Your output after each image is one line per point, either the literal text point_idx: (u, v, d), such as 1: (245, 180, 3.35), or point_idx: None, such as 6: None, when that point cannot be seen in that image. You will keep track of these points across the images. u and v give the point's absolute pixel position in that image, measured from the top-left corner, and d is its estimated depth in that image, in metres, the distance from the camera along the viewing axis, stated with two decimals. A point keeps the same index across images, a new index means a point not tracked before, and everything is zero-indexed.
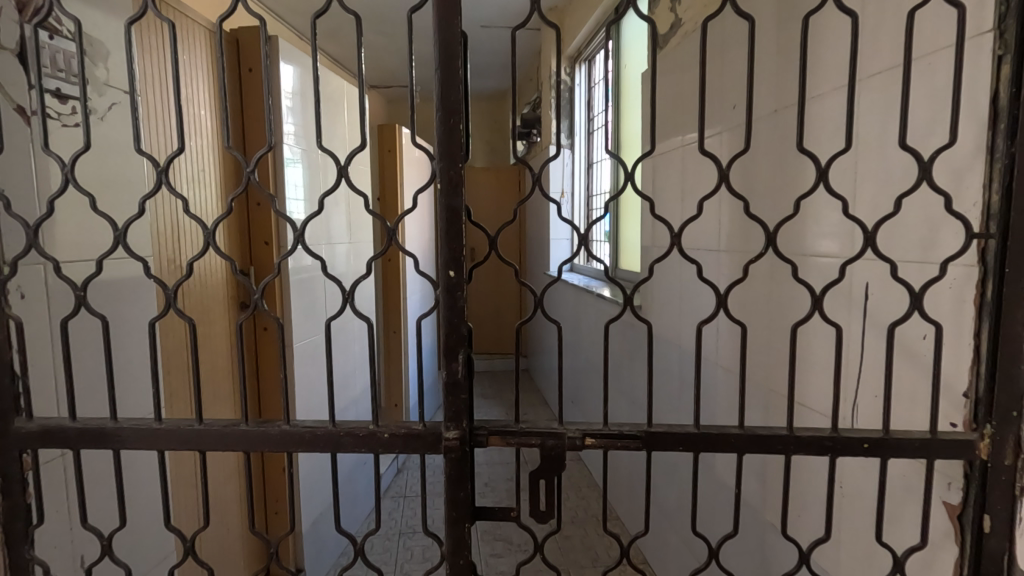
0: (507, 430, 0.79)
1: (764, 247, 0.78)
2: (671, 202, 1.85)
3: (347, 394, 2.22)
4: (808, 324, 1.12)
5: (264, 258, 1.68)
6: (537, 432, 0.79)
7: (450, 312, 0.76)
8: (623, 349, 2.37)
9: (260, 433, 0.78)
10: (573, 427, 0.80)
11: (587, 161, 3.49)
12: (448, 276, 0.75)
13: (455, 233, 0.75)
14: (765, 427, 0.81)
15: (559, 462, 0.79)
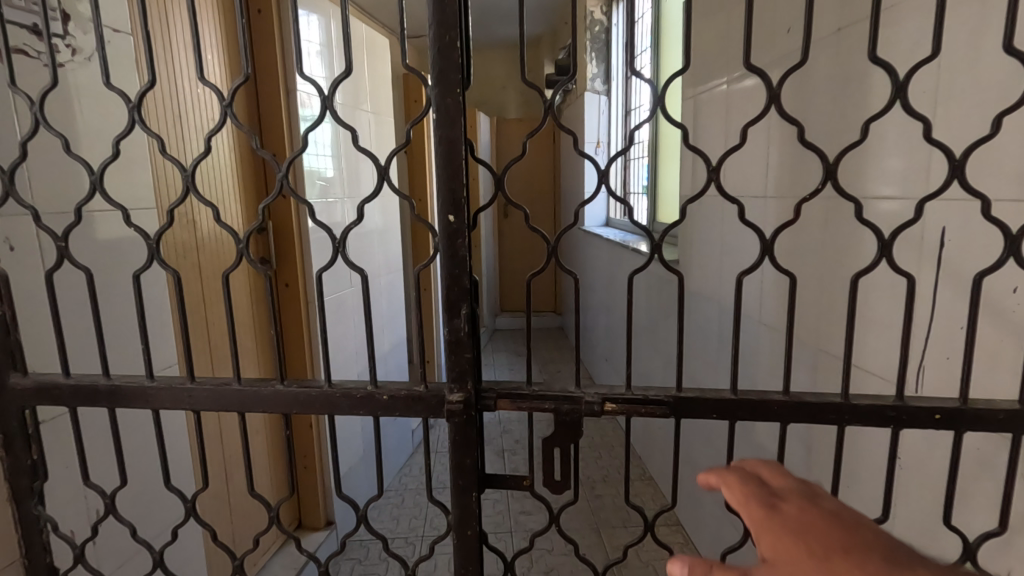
0: (516, 392, 0.71)
1: (822, 181, 0.64)
2: (716, 145, 1.69)
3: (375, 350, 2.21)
4: (870, 277, 0.98)
5: (280, 211, 1.64)
6: (552, 397, 0.71)
7: (449, 260, 0.67)
8: (660, 306, 2.26)
9: (252, 393, 0.73)
10: (591, 390, 0.72)
11: (625, 108, 3.30)
12: (448, 221, 0.67)
13: (455, 170, 0.66)
14: (815, 394, 0.70)
15: (576, 429, 0.71)
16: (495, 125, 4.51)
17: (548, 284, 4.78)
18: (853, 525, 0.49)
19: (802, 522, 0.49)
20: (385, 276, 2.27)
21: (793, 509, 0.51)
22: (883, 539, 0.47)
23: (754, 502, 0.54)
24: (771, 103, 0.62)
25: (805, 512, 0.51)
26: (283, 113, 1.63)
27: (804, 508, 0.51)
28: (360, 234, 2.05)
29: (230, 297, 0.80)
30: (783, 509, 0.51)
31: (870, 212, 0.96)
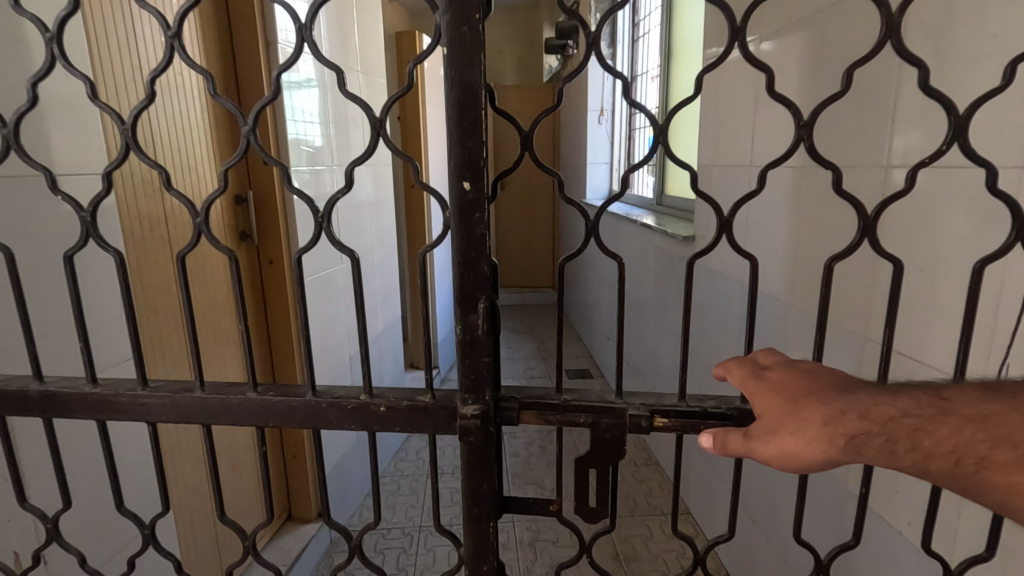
0: (545, 404, 0.61)
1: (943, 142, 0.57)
2: (739, 113, 1.57)
3: (372, 329, 2.07)
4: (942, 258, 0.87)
5: (262, 179, 1.48)
6: (587, 408, 0.61)
7: (461, 239, 0.53)
8: (670, 285, 2.15)
9: (218, 402, 0.60)
10: (636, 401, 0.63)
11: (631, 75, 3.14)
12: (462, 188, 0.52)
13: (472, 122, 0.51)
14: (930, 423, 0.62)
15: (617, 446, 0.62)
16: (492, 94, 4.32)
17: (547, 259, 4.64)
18: (822, 376, 0.57)
19: (783, 387, 0.57)
20: (379, 253, 2.11)
21: (776, 375, 0.58)
22: (843, 383, 0.56)
23: (745, 373, 0.60)
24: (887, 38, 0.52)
25: (788, 375, 0.58)
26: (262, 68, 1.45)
27: (788, 372, 0.58)
28: (353, 208, 1.90)
29: (188, 284, 0.67)
30: (770, 377, 0.58)
31: (938, 182, 0.85)
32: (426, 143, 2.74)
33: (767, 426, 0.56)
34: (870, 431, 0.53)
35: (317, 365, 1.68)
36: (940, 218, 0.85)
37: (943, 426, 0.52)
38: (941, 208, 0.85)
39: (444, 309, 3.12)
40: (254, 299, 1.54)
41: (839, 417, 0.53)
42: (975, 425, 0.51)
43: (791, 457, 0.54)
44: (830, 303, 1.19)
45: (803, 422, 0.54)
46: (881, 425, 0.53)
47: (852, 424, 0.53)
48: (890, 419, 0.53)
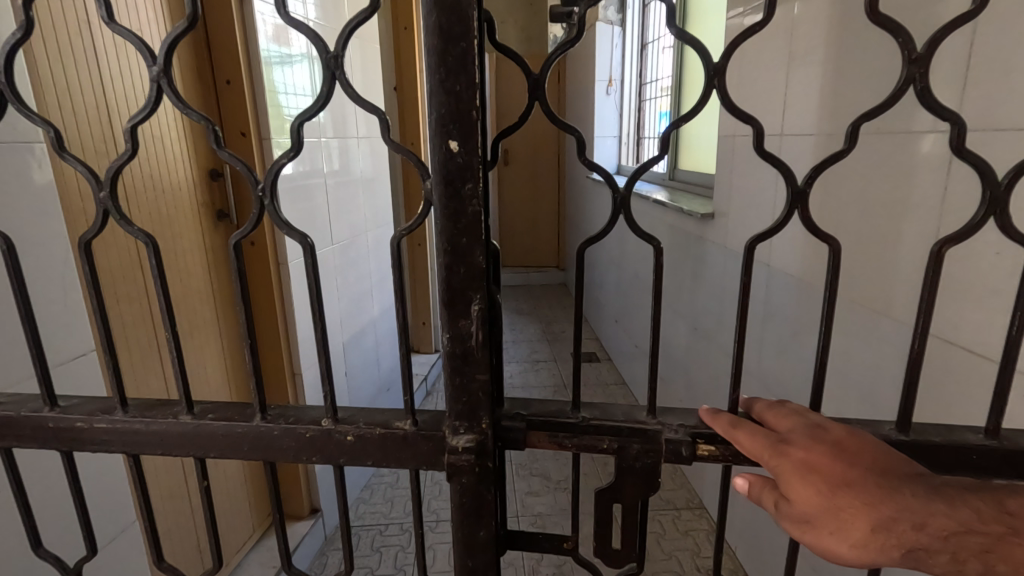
0: (559, 427, 0.62)
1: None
2: (766, 76, 1.42)
3: (365, 313, 1.94)
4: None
5: (240, 154, 1.33)
6: (611, 432, 0.61)
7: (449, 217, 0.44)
8: (683, 266, 2.01)
9: (159, 432, 0.55)
10: (671, 424, 0.61)
11: (641, 42, 2.97)
12: (447, 150, 0.43)
13: (462, 60, 0.42)
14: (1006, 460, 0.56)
15: (647, 475, 0.61)
16: (494, 63, 4.13)
17: (551, 238, 4.51)
18: (857, 457, 0.51)
19: (816, 471, 0.50)
20: (372, 232, 1.97)
21: (802, 450, 0.52)
22: (881, 466, 0.50)
23: (763, 446, 0.54)
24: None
25: (813, 453, 0.51)
26: (234, 22, 1.27)
27: (813, 451, 0.51)
28: (341, 183, 1.76)
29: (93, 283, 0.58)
30: (794, 459, 0.52)
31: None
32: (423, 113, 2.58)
33: (802, 519, 0.50)
34: (924, 544, 0.48)
35: (304, 353, 1.54)
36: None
37: (1021, 552, 0.46)
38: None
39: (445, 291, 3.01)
40: (237, 285, 1.41)
41: (888, 522, 0.47)
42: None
43: (828, 551, 0.50)
44: (867, 289, 1.06)
45: (844, 521, 0.48)
46: (942, 540, 0.47)
47: (903, 532, 0.48)
48: (951, 534, 0.47)
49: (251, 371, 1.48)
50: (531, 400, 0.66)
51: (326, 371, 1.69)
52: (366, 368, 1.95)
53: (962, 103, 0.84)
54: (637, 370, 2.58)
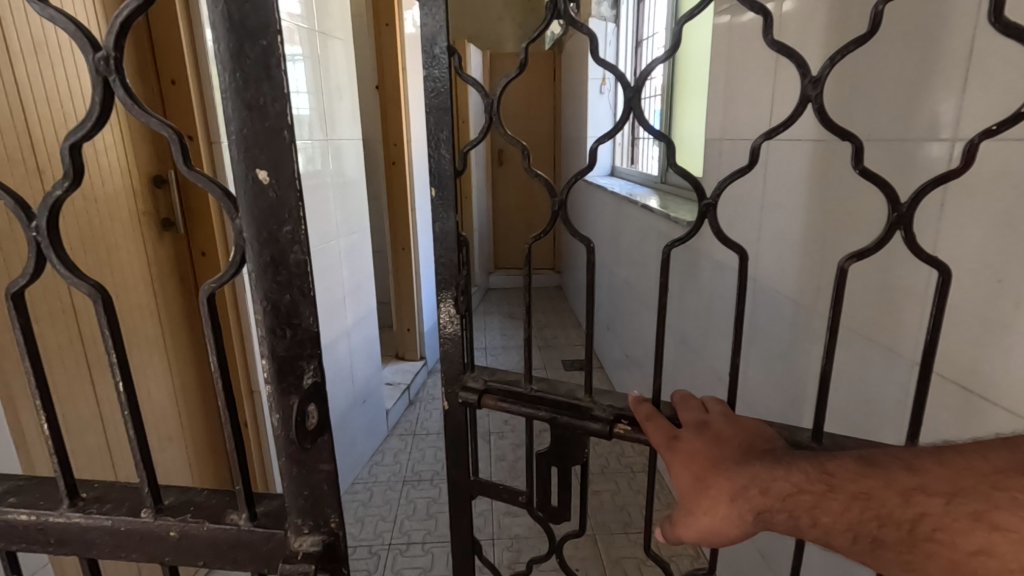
0: (512, 392, 0.73)
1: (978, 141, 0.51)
2: (753, 75, 1.32)
3: (338, 323, 1.87)
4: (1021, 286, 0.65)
5: (188, 161, 1.25)
6: (550, 404, 0.71)
7: (267, 255, 0.50)
8: (671, 275, 1.92)
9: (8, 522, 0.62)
10: (603, 405, 0.69)
11: (635, 39, 2.86)
12: (258, 180, 0.48)
13: (262, 59, 0.45)
14: None
15: (577, 439, 0.71)
16: (487, 61, 4.05)
17: (547, 240, 4.43)
18: (728, 441, 0.55)
19: (692, 457, 0.54)
20: (341, 241, 1.87)
21: (686, 439, 0.56)
22: (745, 448, 0.54)
23: (660, 440, 0.59)
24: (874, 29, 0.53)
25: (697, 440, 0.56)
26: (180, 18, 1.18)
27: (696, 438, 0.56)
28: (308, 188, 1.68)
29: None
30: (680, 444, 0.56)
31: None
32: (407, 112, 2.50)
33: (684, 508, 0.53)
34: (771, 510, 0.49)
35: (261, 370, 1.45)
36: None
37: (833, 504, 0.46)
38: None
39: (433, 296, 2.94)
40: (185, 299, 1.33)
41: (741, 492, 0.50)
42: (862, 505, 0.45)
43: (709, 536, 0.51)
44: (853, 307, 0.97)
45: (712, 499, 0.51)
46: (781, 502, 0.48)
47: (753, 499, 0.49)
48: (789, 496, 0.48)
49: (202, 390, 1.40)
50: (500, 369, 0.78)
51: None
52: (338, 380, 1.87)
53: (961, 105, 0.74)
54: (626, 379, 2.49)
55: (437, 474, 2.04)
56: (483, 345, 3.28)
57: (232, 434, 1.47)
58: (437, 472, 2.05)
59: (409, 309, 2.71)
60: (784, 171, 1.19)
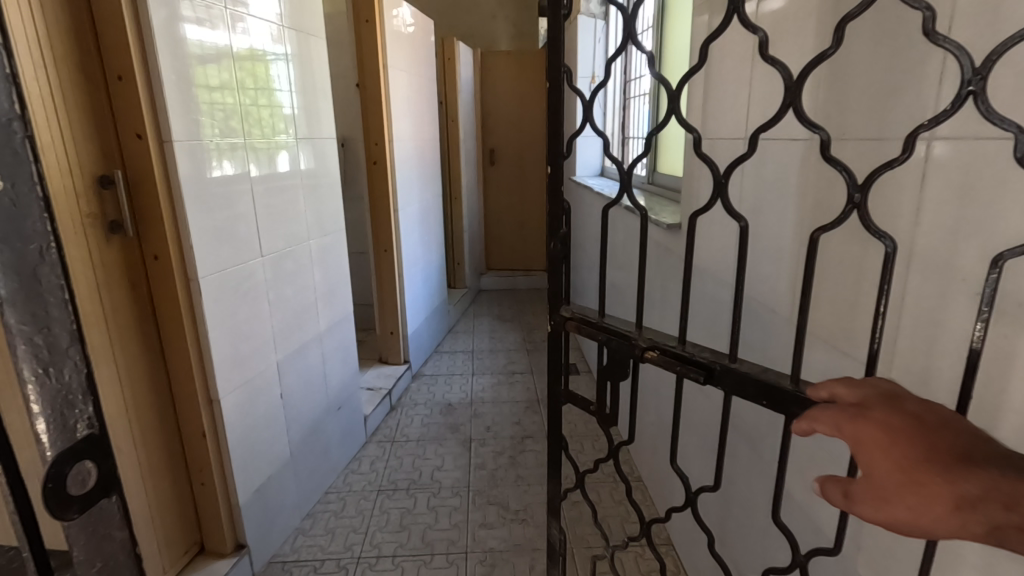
0: (584, 321, 0.95)
1: (906, 150, 0.56)
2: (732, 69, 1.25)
3: (309, 327, 1.81)
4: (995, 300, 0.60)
5: (138, 161, 1.20)
6: (606, 332, 0.91)
7: (12, 276, 0.32)
8: (653, 279, 1.85)
9: None
10: (645, 337, 0.86)
11: (626, 36, 2.78)
12: None
13: None
14: None
15: (619, 365, 0.90)
16: (479, 59, 3.98)
17: (539, 241, 4.37)
18: (937, 431, 0.43)
19: (889, 444, 0.44)
20: (313, 242, 1.82)
21: (874, 420, 0.46)
22: (963, 441, 0.42)
23: (836, 418, 0.49)
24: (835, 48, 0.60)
25: (890, 421, 0.45)
26: (124, 11, 1.13)
27: (890, 418, 0.45)
28: (275, 189, 1.61)
29: None
30: (870, 424, 0.46)
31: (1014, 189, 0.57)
32: (388, 110, 2.44)
33: (871, 495, 0.44)
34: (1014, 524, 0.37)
35: (222, 377, 1.40)
36: (1011, 213, 0.58)
37: None
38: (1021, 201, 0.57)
39: (418, 298, 2.88)
40: (137, 304, 1.28)
41: (970, 500, 0.39)
42: None
43: (902, 530, 0.42)
44: (824, 318, 0.91)
45: (919, 496, 0.41)
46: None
47: (990, 511, 0.38)
48: None
49: (158, 400, 1.35)
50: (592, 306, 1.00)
51: (253, 396, 1.53)
52: (309, 387, 1.81)
53: (937, 102, 0.68)
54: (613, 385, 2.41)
55: (413, 482, 1.98)
56: (469, 347, 3.21)
57: (189, 445, 1.41)
58: (414, 481, 1.99)
59: (391, 311, 2.65)
60: (761, 173, 1.13)
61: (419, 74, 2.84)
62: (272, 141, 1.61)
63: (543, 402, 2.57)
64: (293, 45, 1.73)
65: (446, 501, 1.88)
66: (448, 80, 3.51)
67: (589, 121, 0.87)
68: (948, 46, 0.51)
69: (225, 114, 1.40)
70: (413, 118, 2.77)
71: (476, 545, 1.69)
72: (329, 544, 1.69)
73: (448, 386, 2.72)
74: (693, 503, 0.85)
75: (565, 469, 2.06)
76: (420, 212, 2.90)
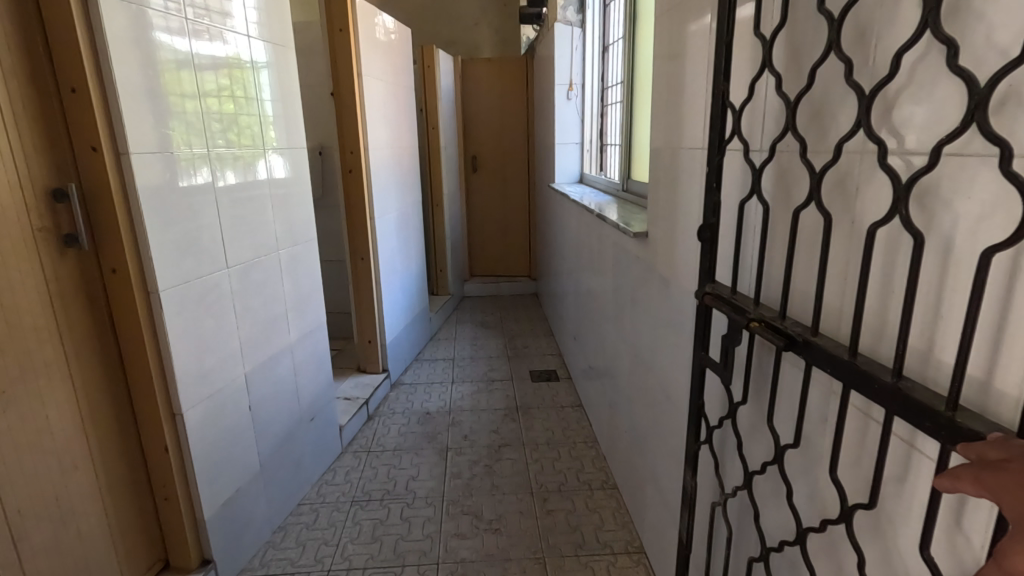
0: (717, 294, 1.01)
1: (933, 162, 0.54)
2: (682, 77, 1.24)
3: (279, 337, 1.80)
4: (940, 321, 0.60)
5: (94, 174, 1.19)
6: (728, 304, 0.96)
7: None
8: (625, 287, 1.85)
9: None
10: (756, 310, 0.89)
11: (601, 43, 2.79)
12: None
13: None
14: (933, 399, 0.58)
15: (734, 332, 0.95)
16: (460, 66, 4.00)
17: (523, 247, 4.37)
18: None
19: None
20: (283, 253, 1.81)
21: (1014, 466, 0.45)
22: None
23: (976, 475, 0.48)
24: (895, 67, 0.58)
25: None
26: (77, 26, 1.12)
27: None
28: (241, 201, 1.59)
29: None
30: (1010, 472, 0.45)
31: (947, 210, 0.58)
32: (364, 118, 2.44)
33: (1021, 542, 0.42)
34: None
35: (185, 392, 1.38)
36: (944, 234, 0.59)
37: None
38: (953, 222, 0.58)
39: (398, 306, 2.87)
40: (95, 317, 1.27)
41: None
42: None
43: None
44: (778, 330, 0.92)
45: None
46: None
47: None
48: None
49: (120, 414, 1.34)
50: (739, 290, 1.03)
51: (219, 408, 1.51)
52: (280, 398, 1.80)
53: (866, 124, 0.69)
54: (591, 392, 2.41)
55: (388, 493, 1.97)
56: (451, 355, 3.20)
57: (152, 458, 1.39)
58: (388, 491, 1.98)
59: (369, 320, 2.63)
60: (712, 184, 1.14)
61: (396, 82, 2.84)
62: (245, 151, 1.61)
63: (522, 409, 2.56)
64: (269, 56, 1.73)
65: (419, 512, 1.87)
66: (428, 88, 3.50)
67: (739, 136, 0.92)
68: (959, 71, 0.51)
69: (192, 125, 1.39)
70: (390, 126, 2.77)
71: (447, 556, 1.68)
72: (299, 557, 1.68)
73: (427, 395, 2.71)
74: (780, 457, 0.84)
75: (541, 478, 2.05)
76: (399, 220, 2.89)
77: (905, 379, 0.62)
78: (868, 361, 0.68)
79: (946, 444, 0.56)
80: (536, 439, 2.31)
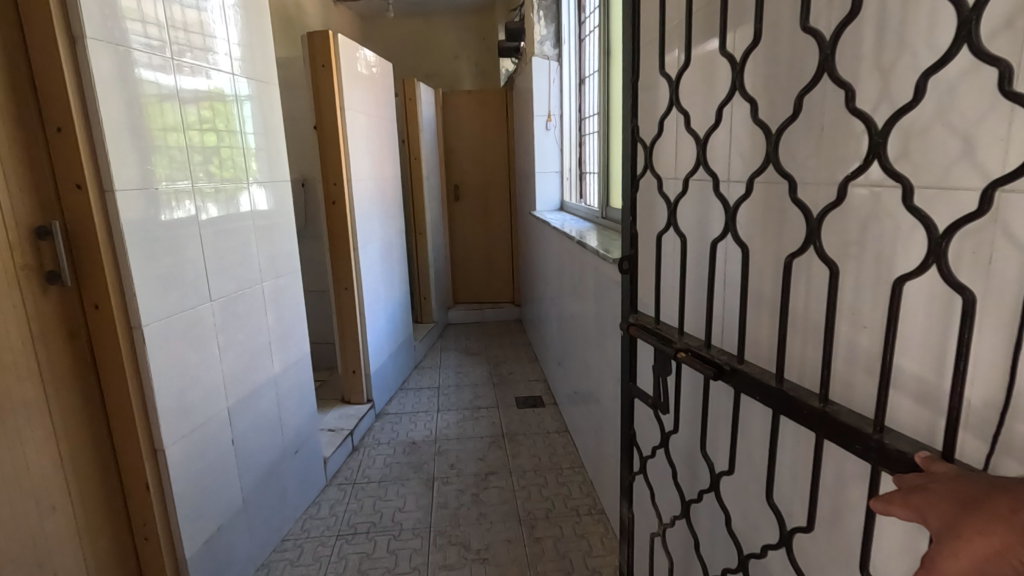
0: (642, 325, 1.15)
1: (836, 202, 0.65)
2: (650, 108, 1.28)
3: (263, 369, 1.80)
4: (879, 337, 0.67)
5: (78, 212, 1.20)
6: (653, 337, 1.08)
7: None
8: (607, 312, 1.88)
9: None
10: (679, 343, 1.01)
11: (578, 76, 2.89)
12: None
13: None
14: (853, 417, 0.68)
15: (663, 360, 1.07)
16: (441, 98, 4.09)
17: (506, 273, 4.41)
18: (977, 488, 0.48)
19: (945, 497, 0.49)
20: (268, 285, 1.82)
21: (935, 485, 0.51)
22: (998, 484, 0.47)
23: (902, 497, 0.53)
24: (790, 116, 0.71)
25: (947, 488, 0.50)
26: (65, 67, 1.15)
27: (947, 485, 0.50)
28: (225, 234, 1.61)
29: None
30: (932, 490, 0.51)
31: (883, 242, 0.65)
32: (348, 150, 2.48)
33: (937, 539, 0.47)
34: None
35: (168, 427, 1.37)
36: (880, 263, 0.66)
37: None
38: (886, 252, 0.65)
39: (382, 335, 2.88)
40: (76, 354, 1.26)
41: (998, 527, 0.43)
42: None
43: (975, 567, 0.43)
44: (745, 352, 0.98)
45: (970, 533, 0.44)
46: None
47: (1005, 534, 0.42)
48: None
49: (100, 451, 1.32)
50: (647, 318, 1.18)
51: (204, 443, 1.50)
52: (263, 431, 1.78)
53: (811, 162, 0.77)
54: (577, 416, 2.42)
55: (374, 525, 1.94)
56: (436, 383, 3.20)
57: (132, 497, 1.37)
58: (375, 524, 1.95)
59: (353, 348, 2.63)
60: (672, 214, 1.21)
61: (378, 114, 2.90)
62: (229, 184, 1.64)
63: (509, 437, 2.56)
64: (252, 91, 1.77)
65: (406, 544, 1.85)
66: (409, 119, 3.57)
67: (651, 168, 1.08)
68: (857, 116, 0.62)
69: (175, 160, 1.41)
70: (373, 157, 2.81)
71: None
72: None
73: (413, 424, 2.70)
74: (715, 486, 0.96)
75: (528, 505, 2.04)
76: (382, 249, 2.92)
77: (831, 405, 0.71)
78: (793, 385, 0.78)
79: (877, 465, 0.63)
80: (523, 465, 2.31)
